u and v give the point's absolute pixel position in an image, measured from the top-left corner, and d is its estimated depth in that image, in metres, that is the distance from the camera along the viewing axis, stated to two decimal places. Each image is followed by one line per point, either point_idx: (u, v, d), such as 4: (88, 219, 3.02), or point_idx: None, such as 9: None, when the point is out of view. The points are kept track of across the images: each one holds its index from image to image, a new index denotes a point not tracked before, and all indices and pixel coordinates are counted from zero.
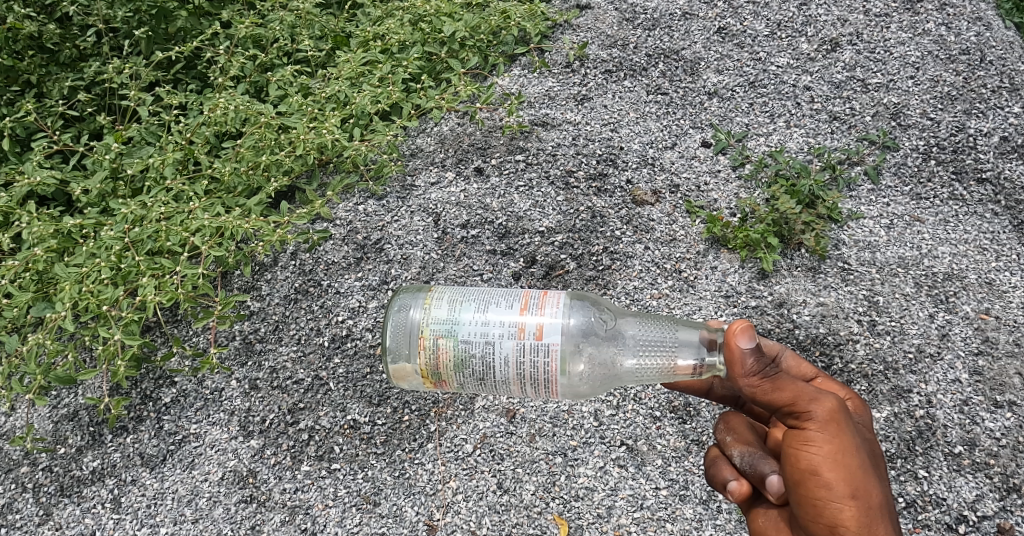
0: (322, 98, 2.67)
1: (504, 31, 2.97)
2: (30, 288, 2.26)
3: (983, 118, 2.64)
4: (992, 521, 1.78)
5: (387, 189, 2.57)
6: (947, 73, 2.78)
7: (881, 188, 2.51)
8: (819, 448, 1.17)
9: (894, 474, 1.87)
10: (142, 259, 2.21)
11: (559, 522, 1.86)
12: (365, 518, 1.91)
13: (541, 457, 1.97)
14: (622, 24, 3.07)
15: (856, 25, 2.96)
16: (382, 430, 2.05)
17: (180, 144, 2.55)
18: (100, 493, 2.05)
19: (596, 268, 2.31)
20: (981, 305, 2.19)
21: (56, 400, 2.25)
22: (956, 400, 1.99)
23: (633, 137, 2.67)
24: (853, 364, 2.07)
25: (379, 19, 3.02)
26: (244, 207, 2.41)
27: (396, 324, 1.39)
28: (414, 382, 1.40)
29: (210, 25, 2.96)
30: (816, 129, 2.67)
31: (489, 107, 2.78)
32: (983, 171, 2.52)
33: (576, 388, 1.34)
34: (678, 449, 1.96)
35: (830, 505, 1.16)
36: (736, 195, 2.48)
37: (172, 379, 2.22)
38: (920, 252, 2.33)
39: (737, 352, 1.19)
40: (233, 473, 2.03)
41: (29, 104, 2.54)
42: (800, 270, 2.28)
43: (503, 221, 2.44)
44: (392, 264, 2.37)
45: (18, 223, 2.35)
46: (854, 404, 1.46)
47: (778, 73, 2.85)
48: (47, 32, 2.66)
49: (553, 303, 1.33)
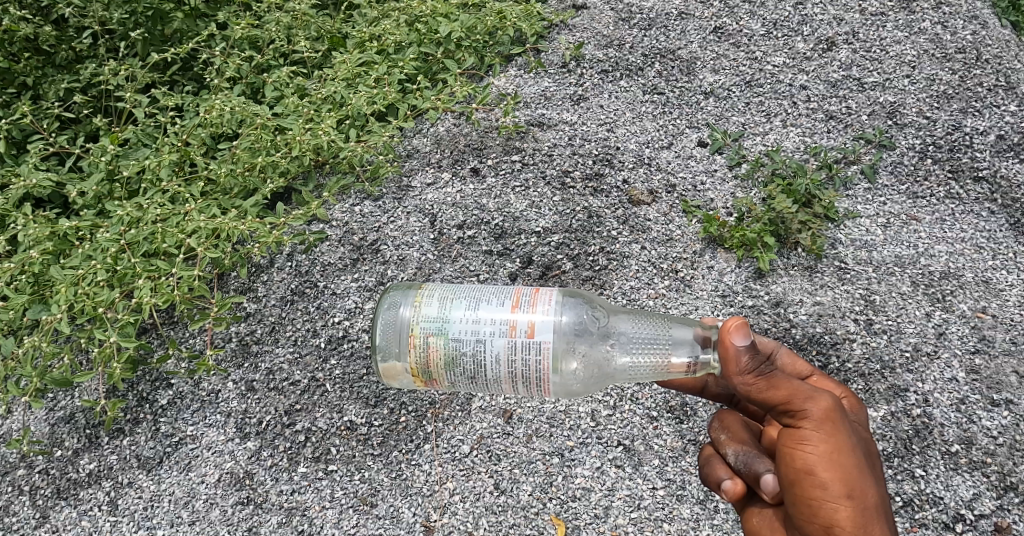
0: (318, 99, 2.67)
1: (501, 31, 2.97)
2: (26, 290, 2.26)
3: (979, 116, 2.65)
4: (989, 519, 1.78)
5: (384, 189, 2.57)
6: (943, 72, 2.78)
7: (878, 187, 2.51)
8: (814, 447, 1.17)
9: (891, 473, 1.87)
10: (138, 261, 2.23)
11: (556, 522, 1.86)
12: (362, 520, 1.91)
13: (538, 457, 1.97)
14: (618, 24, 3.07)
15: (852, 25, 2.96)
16: (379, 431, 2.05)
17: (176, 145, 2.54)
18: (96, 496, 2.05)
19: (593, 268, 2.31)
20: (978, 303, 2.20)
21: (52, 402, 2.24)
22: (953, 399, 1.99)
23: (629, 136, 2.67)
24: (850, 364, 2.07)
25: (375, 19, 3.02)
26: (240, 208, 2.41)
27: (385, 322, 1.39)
28: (405, 381, 1.40)
29: (207, 26, 2.95)
30: (812, 128, 2.67)
31: (486, 108, 2.78)
32: (979, 169, 2.52)
33: (568, 387, 1.34)
34: (675, 448, 1.96)
35: (825, 505, 1.16)
36: (732, 195, 2.48)
37: (169, 380, 2.22)
38: (917, 251, 2.33)
39: (731, 350, 1.21)
40: (230, 475, 2.03)
41: (25, 106, 2.53)
42: (796, 269, 2.28)
43: (500, 222, 2.44)
44: (389, 265, 2.37)
45: (13, 225, 2.34)
46: (850, 402, 1.45)
47: (775, 73, 2.85)
48: (43, 34, 2.67)
49: (545, 301, 1.33)
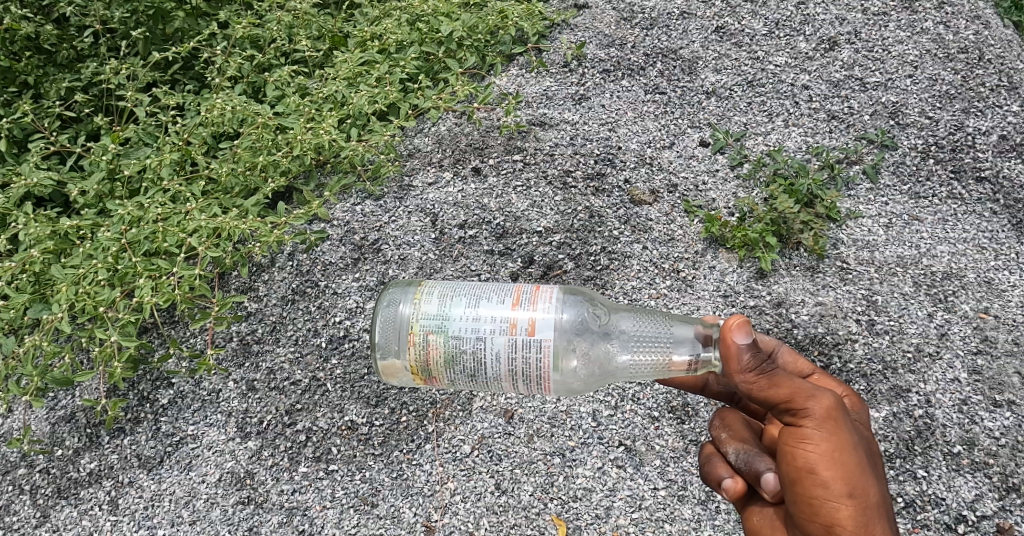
0: (320, 98, 2.67)
1: (502, 30, 2.97)
2: (27, 289, 2.25)
3: (981, 117, 2.64)
4: (991, 521, 1.78)
5: (385, 189, 2.56)
6: (945, 72, 2.78)
7: (880, 187, 2.50)
8: (816, 446, 1.16)
9: (893, 474, 1.87)
10: (138, 260, 2.22)
11: (558, 522, 1.86)
12: (363, 520, 1.90)
13: (540, 457, 1.97)
14: (620, 24, 3.06)
15: (855, 24, 2.95)
16: (380, 431, 2.05)
17: (177, 144, 2.54)
18: (97, 495, 2.04)
19: (594, 268, 2.31)
20: (980, 304, 2.19)
21: (53, 401, 2.24)
22: (956, 400, 1.99)
23: (631, 136, 2.67)
24: (852, 364, 2.06)
25: (376, 18, 3.01)
26: (241, 208, 2.41)
27: (385, 320, 1.38)
28: (405, 378, 1.40)
29: (208, 25, 2.95)
30: (814, 128, 2.67)
31: (487, 107, 2.77)
32: (982, 170, 2.52)
33: (569, 385, 1.34)
34: (677, 449, 1.96)
35: (826, 504, 1.16)
36: (734, 195, 2.47)
37: (170, 380, 2.21)
38: (919, 251, 2.33)
39: (733, 348, 1.20)
40: (231, 474, 2.02)
41: (26, 105, 2.53)
42: (798, 270, 2.28)
43: (501, 222, 2.44)
44: (390, 265, 2.37)
45: (14, 224, 2.34)
46: (851, 401, 1.45)
47: (777, 73, 2.84)
48: (44, 33, 2.66)
49: (545, 298, 1.33)
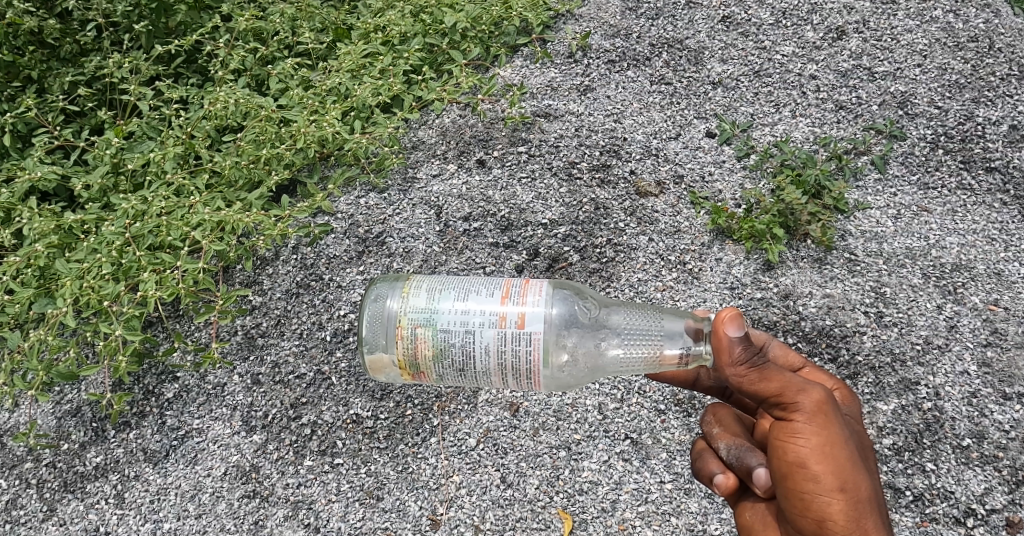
0: (322, 90, 2.65)
1: (506, 21, 2.93)
2: (31, 283, 2.25)
3: (992, 106, 2.61)
4: (1001, 514, 1.76)
5: (389, 181, 2.55)
6: (955, 61, 2.74)
7: (888, 177, 2.48)
8: (807, 440, 1.15)
9: (901, 467, 1.85)
10: (142, 255, 2.20)
11: (563, 516, 1.85)
12: (368, 513, 1.90)
13: (545, 451, 1.96)
14: (625, 14, 3.03)
15: (863, 13, 2.91)
16: (384, 425, 2.04)
17: (180, 138, 2.53)
18: (104, 489, 2.05)
19: (600, 260, 2.29)
20: (990, 296, 2.17)
21: (59, 395, 2.23)
22: (965, 392, 1.97)
23: (636, 127, 2.65)
24: (860, 357, 2.04)
25: (379, 10, 2.95)
26: (244, 201, 2.40)
27: (373, 315, 1.37)
28: (392, 374, 1.38)
29: (210, 18, 2.93)
30: (822, 118, 2.64)
31: (491, 99, 2.76)
32: (992, 160, 2.48)
33: (560, 380, 1.33)
34: (684, 442, 1.94)
35: (818, 498, 1.14)
36: (740, 186, 2.45)
37: (174, 374, 2.21)
38: (928, 243, 2.30)
39: (724, 341, 1.18)
40: (236, 468, 2.02)
41: (29, 100, 2.52)
42: (807, 261, 2.25)
43: (506, 214, 2.42)
44: (394, 257, 2.36)
45: (19, 219, 2.34)
46: (842, 394, 1.43)
47: (784, 62, 2.81)
48: (46, 27, 2.64)
49: (535, 292, 1.32)
